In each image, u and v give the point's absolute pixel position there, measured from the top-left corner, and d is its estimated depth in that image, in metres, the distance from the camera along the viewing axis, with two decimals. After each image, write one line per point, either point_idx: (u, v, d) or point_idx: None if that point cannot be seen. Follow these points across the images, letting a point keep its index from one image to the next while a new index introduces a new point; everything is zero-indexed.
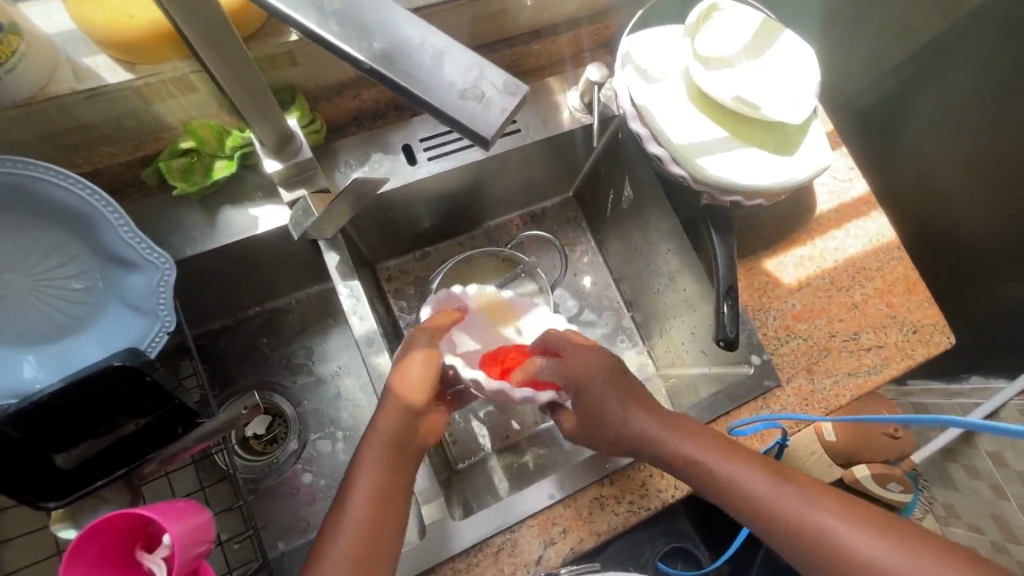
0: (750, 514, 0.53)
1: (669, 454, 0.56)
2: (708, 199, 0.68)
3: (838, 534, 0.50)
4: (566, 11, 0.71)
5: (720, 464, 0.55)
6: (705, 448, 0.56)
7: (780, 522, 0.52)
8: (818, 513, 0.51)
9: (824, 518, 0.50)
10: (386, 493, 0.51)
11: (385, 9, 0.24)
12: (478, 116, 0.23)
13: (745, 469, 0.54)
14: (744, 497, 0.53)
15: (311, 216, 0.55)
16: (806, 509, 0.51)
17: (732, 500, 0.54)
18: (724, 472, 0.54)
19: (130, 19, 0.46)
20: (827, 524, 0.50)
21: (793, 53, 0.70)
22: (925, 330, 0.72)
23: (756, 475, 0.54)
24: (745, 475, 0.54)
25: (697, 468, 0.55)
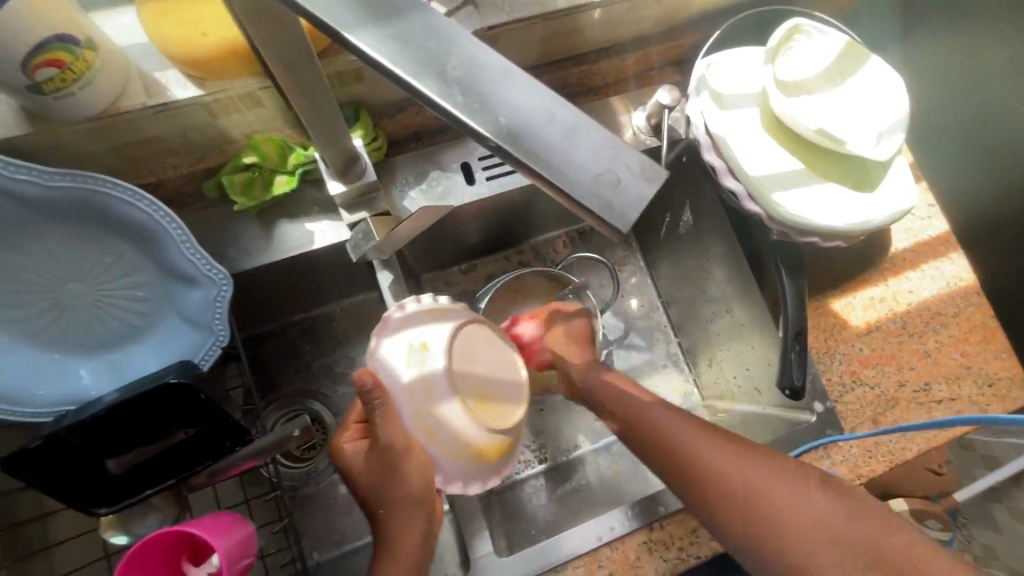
0: (778, 537, 0.49)
1: (705, 476, 0.52)
2: (779, 235, 0.65)
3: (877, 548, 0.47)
4: (638, 28, 0.67)
5: (758, 483, 0.51)
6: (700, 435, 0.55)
7: (812, 544, 0.48)
8: (856, 531, 0.48)
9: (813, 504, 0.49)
10: (411, 529, 0.51)
11: (511, 77, 0.22)
12: (613, 205, 0.21)
13: (797, 489, 0.50)
14: (776, 516, 0.49)
15: (371, 240, 0.54)
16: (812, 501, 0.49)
17: (766, 523, 0.49)
18: (722, 463, 0.52)
19: (205, 36, 0.45)
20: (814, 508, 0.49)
21: (881, 82, 0.65)
22: (1002, 384, 0.68)
23: (804, 493, 0.50)
24: (784, 491, 0.50)
25: (737, 494, 0.51)
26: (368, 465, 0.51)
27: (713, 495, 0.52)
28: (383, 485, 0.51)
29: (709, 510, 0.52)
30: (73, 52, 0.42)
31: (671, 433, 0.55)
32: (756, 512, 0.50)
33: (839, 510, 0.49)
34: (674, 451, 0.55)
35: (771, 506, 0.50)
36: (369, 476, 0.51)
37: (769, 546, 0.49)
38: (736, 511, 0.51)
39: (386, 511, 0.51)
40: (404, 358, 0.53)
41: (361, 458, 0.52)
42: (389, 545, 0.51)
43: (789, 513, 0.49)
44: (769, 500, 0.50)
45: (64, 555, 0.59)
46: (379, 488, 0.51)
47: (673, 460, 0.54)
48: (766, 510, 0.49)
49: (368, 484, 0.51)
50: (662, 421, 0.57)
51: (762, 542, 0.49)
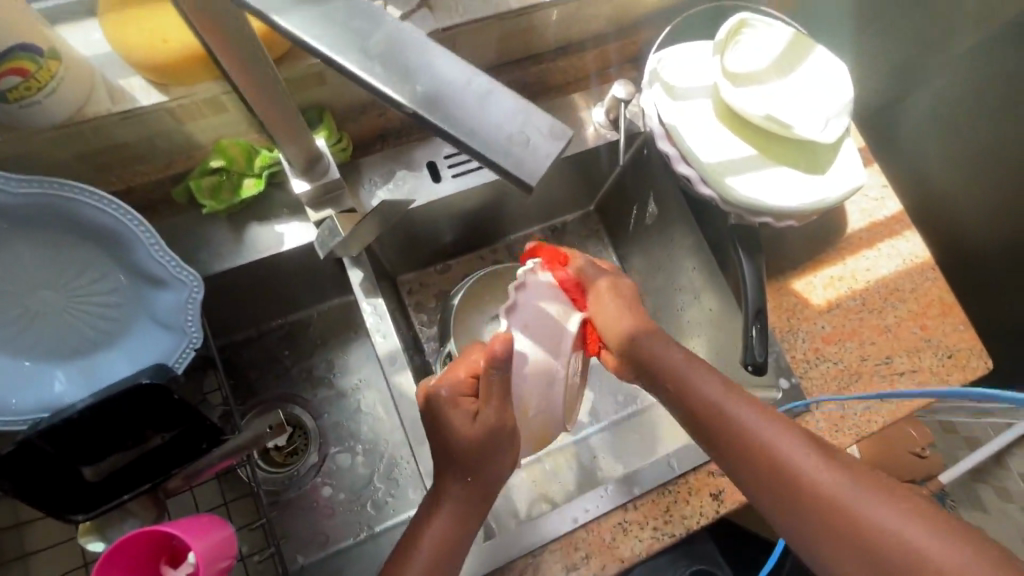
0: (776, 483, 0.49)
1: (717, 420, 0.53)
2: (736, 219, 0.67)
3: (876, 513, 0.46)
4: (593, 27, 0.70)
5: (765, 429, 0.51)
6: (739, 404, 0.53)
7: (814, 497, 0.48)
8: (857, 492, 0.47)
9: (850, 486, 0.47)
10: (454, 528, 0.52)
11: (429, 50, 0.24)
12: (522, 162, 0.23)
13: (800, 446, 0.50)
14: (780, 464, 0.50)
15: (338, 237, 0.56)
16: (851, 485, 0.47)
17: (766, 466, 0.50)
18: (770, 436, 0.51)
19: (166, 43, 0.47)
20: (847, 490, 0.47)
21: (826, 70, 0.68)
22: (961, 355, 0.70)
23: (810, 452, 0.50)
24: (789, 446, 0.50)
25: (774, 461, 0.50)
26: (479, 430, 0.52)
27: (721, 436, 0.52)
28: (483, 457, 0.53)
29: (723, 454, 0.53)
30: (38, 61, 0.44)
31: (714, 397, 0.54)
32: (757, 459, 0.50)
33: (837, 475, 0.48)
34: (691, 396, 0.54)
35: (779, 451, 0.50)
36: (471, 446, 0.52)
37: (769, 489, 0.50)
38: (744, 453, 0.51)
39: (468, 478, 0.53)
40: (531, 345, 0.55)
41: (472, 424, 0.52)
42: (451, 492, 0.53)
43: (790, 463, 0.49)
44: (770, 448, 0.50)
45: (41, 565, 0.59)
46: (478, 457, 0.53)
47: (689, 408, 0.55)
48: (768, 458, 0.50)
49: (470, 456, 0.52)
50: (681, 366, 0.56)
51: (764, 485, 0.50)
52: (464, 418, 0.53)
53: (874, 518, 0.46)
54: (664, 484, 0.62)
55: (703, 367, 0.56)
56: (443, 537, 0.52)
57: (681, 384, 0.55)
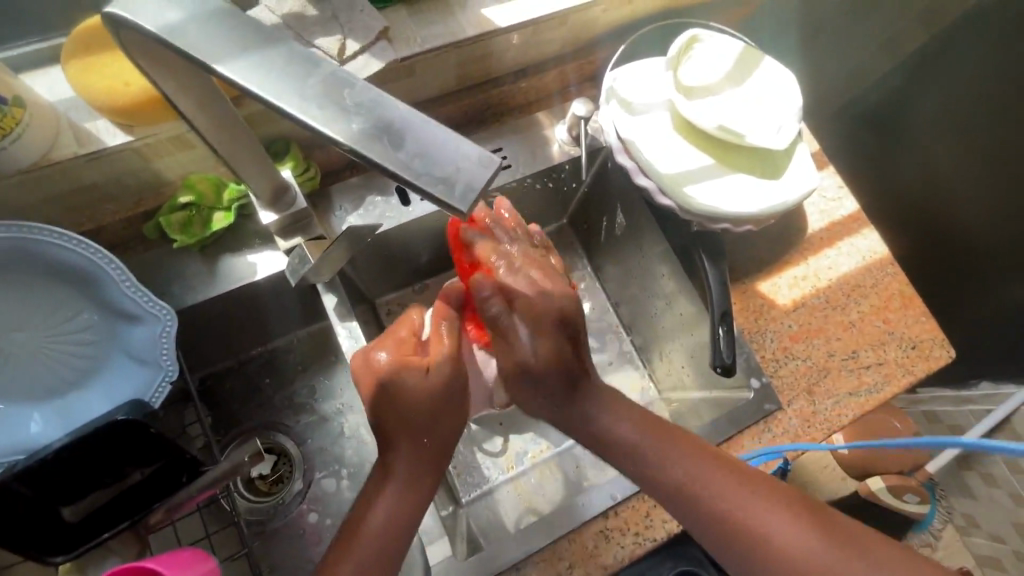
0: (749, 549, 0.49)
1: (684, 490, 0.51)
2: (698, 226, 0.69)
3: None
4: (550, 50, 0.72)
5: (745, 505, 0.50)
6: (674, 449, 0.53)
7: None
8: (804, 537, 0.48)
9: (795, 532, 0.48)
10: (410, 501, 0.52)
11: (364, 92, 0.26)
12: (454, 188, 0.24)
13: (783, 517, 0.49)
14: (770, 543, 0.48)
15: (308, 263, 0.57)
16: (796, 529, 0.48)
17: (754, 547, 0.48)
18: (708, 485, 0.51)
19: (129, 86, 0.49)
20: (793, 534, 0.48)
21: (775, 80, 0.72)
22: (925, 345, 0.72)
23: (761, 498, 0.50)
24: (776, 518, 0.49)
25: (715, 508, 0.50)
26: (432, 380, 0.54)
27: (706, 524, 0.50)
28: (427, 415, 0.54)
29: (709, 539, 0.50)
30: (3, 108, 0.45)
31: (648, 446, 0.53)
32: (741, 536, 0.49)
33: (824, 540, 0.48)
34: (667, 482, 0.52)
35: (766, 528, 0.49)
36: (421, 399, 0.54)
37: (761, 569, 0.48)
38: (731, 537, 0.49)
39: (415, 450, 0.53)
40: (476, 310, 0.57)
41: (426, 376, 0.54)
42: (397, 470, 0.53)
43: (778, 538, 0.48)
44: (755, 526, 0.49)
45: None
46: (425, 412, 0.54)
47: (666, 500, 0.52)
48: (756, 541, 0.48)
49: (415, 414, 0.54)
50: (645, 441, 0.54)
51: (756, 567, 0.49)
52: (415, 376, 0.54)
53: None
54: (643, 490, 0.63)
55: (671, 441, 0.54)
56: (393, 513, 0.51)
57: (651, 469, 0.53)
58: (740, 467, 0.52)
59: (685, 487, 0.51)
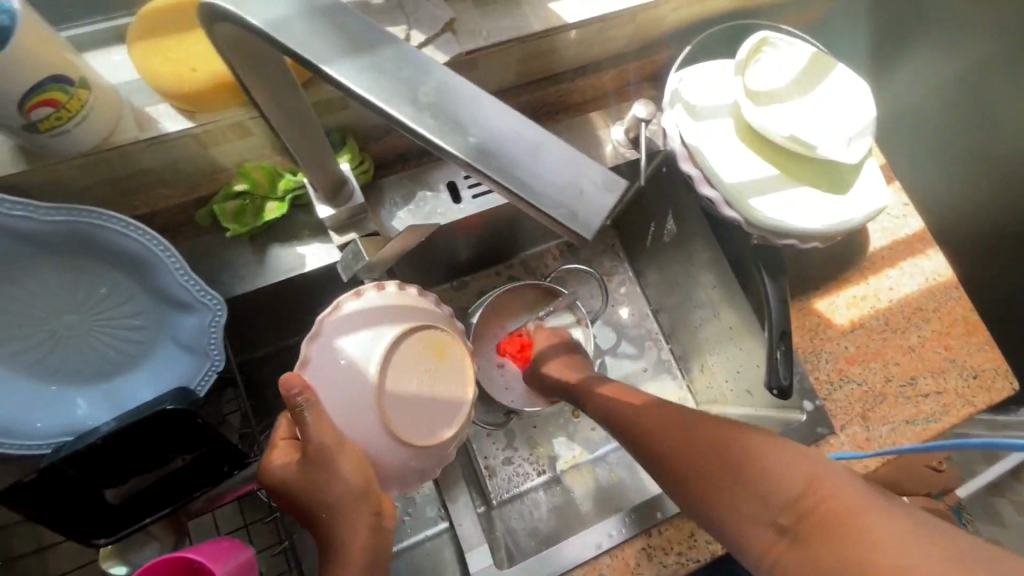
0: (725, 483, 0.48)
1: (665, 435, 0.54)
2: (759, 239, 0.66)
3: (843, 491, 0.43)
4: (613, 47, 0.69)
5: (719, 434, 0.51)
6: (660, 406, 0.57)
7: (781, 499, 0.44)
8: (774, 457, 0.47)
9: (766, 455, 0.47)
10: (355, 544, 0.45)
11: (480, 102, 0.24)
12: (579, 213, 0.22)
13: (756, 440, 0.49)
14: (727, 457, 0.49)
15: (361, 261, 0.55)
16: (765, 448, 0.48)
17: (727, 478, 0.48)
18: (684, 424, 0.53)
19: (194, 72, 0.47)
20: (764, 459, 0.47)
21: (848, 88, 0.68)
22: (987, 375, 0.69)
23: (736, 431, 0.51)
24: (745, 439, 0.49)
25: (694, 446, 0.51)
26: (296, 467, 0.46)
27: (685, 458, 0.51)
28: (320, 493, 0.45)
29: (692, 484, 0.50)
30: (68, 91, 0.44)
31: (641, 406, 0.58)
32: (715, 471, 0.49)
33: (794, 454, 0.47)
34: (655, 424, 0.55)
35: (745, 452, 0.48)
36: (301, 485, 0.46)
37: (730, 504, 0.47)
38: (709, 472, 0.49)
39: (336, 520, 0.45)
40: (338, 366, 0.49)
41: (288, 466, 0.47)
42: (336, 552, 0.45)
43: (754, 463, 0.47)
44: (725, 448, 0.49)
45: None
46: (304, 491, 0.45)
47: (654, 439, 0.54)
48: (732, 467, 0.48)
49: (310, 504, 0.46)
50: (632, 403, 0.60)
51: (736, 501, 0.47)
52: (282, 461, 0.47)
53: (847, 506, 0.42)
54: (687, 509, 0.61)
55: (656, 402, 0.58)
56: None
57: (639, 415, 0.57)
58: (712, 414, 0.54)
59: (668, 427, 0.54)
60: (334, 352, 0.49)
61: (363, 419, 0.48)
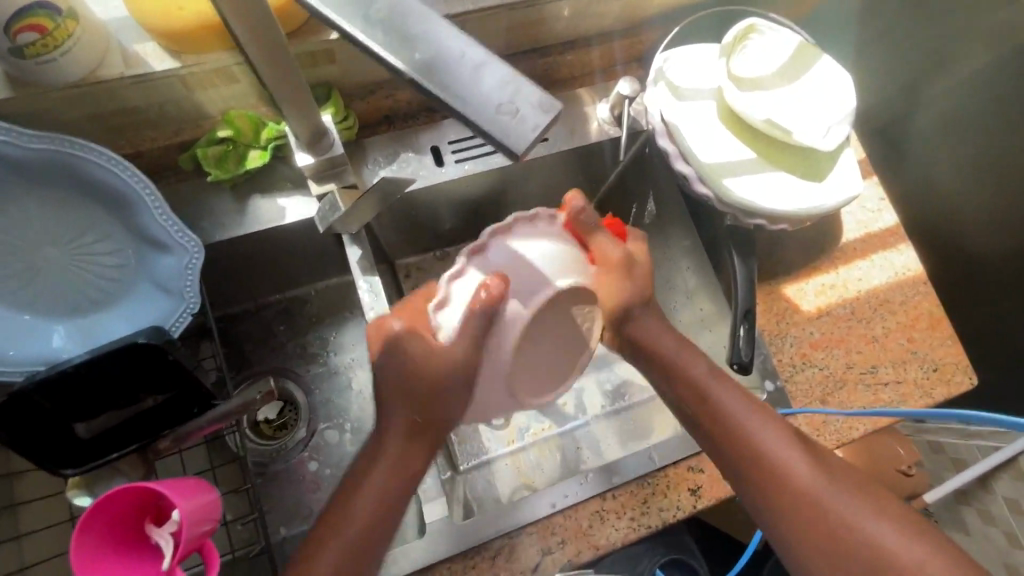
0: (784, 496, 0.51)
1: (727, 429, 0.54)
2: (732, 220, 0.68)
3: (851, 511, 0.50)
4: (601, 24, 0.70)
5: (777, 443, 0.53)
6: (730, 392, 0.55)
7: (815, 524, 0.50)
8: (827, 487, 0.51)
9: (809, 471, 0.52)
10: (391, 489, 0.51)
11: (429, 23, 0.25)
12: (511, 130, 0.24)
13: (802, 456, 0.52)
14: (784, 474, 0.52)
15: (337, 212, 0.57)
16: (809, 466, 0.52)
17: (774, 481, 0.52)
18: (750, 424, 0.54)
19: (182, 11, 0.47)
20: (809, 475, 0.51)
21: (829, 79, 0.69)
22: (947, 369, 0.71)
23: (788, 441, 0.53)
24: (793, 452, 0.53)
25: (755, 447, 0.53)
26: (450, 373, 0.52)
27: (733, 449, 0.53)
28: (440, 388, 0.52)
29: (755, 489, 0.52)
30: (55, 19, 0.44)
31: (699, 380, 0.56)
32: (778, 483, 0.51)
33: (825, 481, 0.51)
34: (717, 412, 0.54)
35: (787, 469, 0.52)
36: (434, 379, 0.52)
37: (788, 515, 0.51)
38: (779, 494, 0.51)
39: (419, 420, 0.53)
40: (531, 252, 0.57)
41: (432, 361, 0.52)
42: (412, 405, 0.52)
43: (801, 478, 0.51)
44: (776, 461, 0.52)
45: (27, 514, 0.60)
46: (426, 401, 0.53)
47: (713, 425, 0.54)
48: (820, 512, 0.50)
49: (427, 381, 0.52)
50: (698, 371, 0.56)
51: (776, 507, 0.51)
52: (424, 351, 0.52)
53: (897, 548, 0.48)
54: (643, 477, 0.63)
55: (723, 382, 0.56)
56: (384, 490, 0.51)
57: (704, 393, 0.55)
58: (762, 417, 0.55)
59: (757, 445, 0.53)
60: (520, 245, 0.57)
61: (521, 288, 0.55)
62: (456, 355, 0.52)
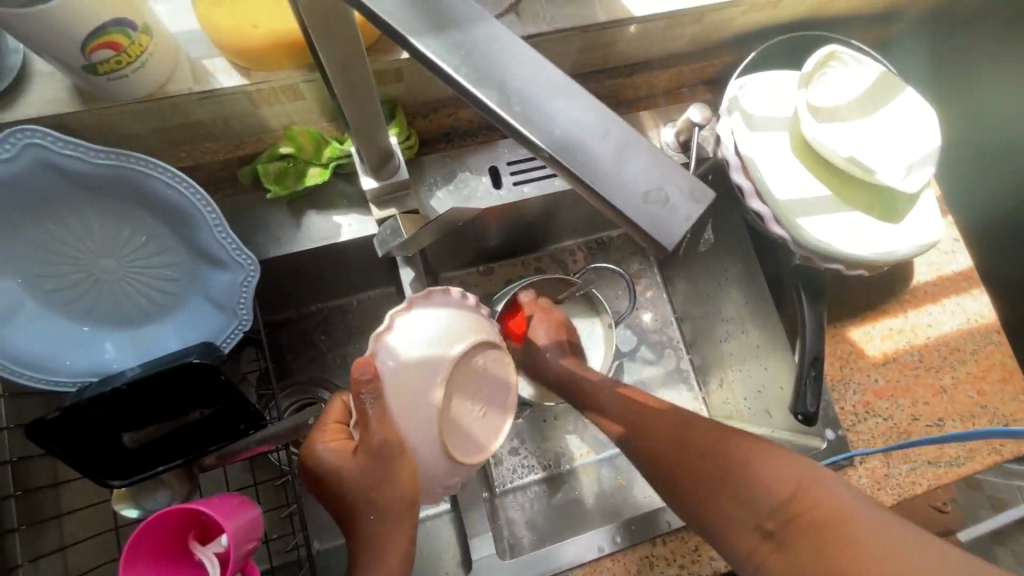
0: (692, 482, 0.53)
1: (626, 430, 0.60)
2: (802, 259, 0.65)
3: (756, 471, 0.51)
4: (672, 47, 0.67)
5: (671, 430, 0.56)
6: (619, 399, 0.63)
7: (764, 502, 0.49)
8: (728, 454, 0.53)
9: (707, 445, 0.54)
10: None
11: (567, 96, 0.23)
12: (661, 222, 0.22)
13: (700, 435, 0.55)
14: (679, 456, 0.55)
15: (400, 237, 0.55)
16: (704, 440, 0.54)
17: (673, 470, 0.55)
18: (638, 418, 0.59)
19: (256, 28, 0.46)
20: (710, 449, 0.54)
21: (913, 112, 0.65)
22: (1019, 426, 0.67)
23: (677, 422, 0.57)
24: (684, 431, 0.56)
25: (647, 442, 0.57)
26: (355, 468, 0.49)
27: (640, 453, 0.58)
28: (374, 490, 0.49)
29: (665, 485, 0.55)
30: (130, 36, 0.43)
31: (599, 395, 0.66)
32: (677, 469, 0.54)
33: (741, 455, 0.52)
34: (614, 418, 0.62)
35: (690, 449, 0.54)
36: (360, 481, 0.49)
37: (705, 496, 0.52)
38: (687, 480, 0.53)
39: (375, 508, 0.49)
40: (417, 334, 0.50)
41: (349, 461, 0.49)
42: (360, 501, 0.50)
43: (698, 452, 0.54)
44: (707, 448, 0.54)
45: (75, 524, 0.60)
46: (359, 495, 0.49)
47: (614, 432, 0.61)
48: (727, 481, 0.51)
49: (360, 489, 0.49)
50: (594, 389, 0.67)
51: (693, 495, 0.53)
52: (336, 451, 0.50)
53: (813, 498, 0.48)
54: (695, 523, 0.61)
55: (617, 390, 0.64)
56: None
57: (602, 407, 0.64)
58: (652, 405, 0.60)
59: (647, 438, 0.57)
60: (416, 326, 0.51)
61: (416, 394, 0.49)
62: (357, 462, 0.49)
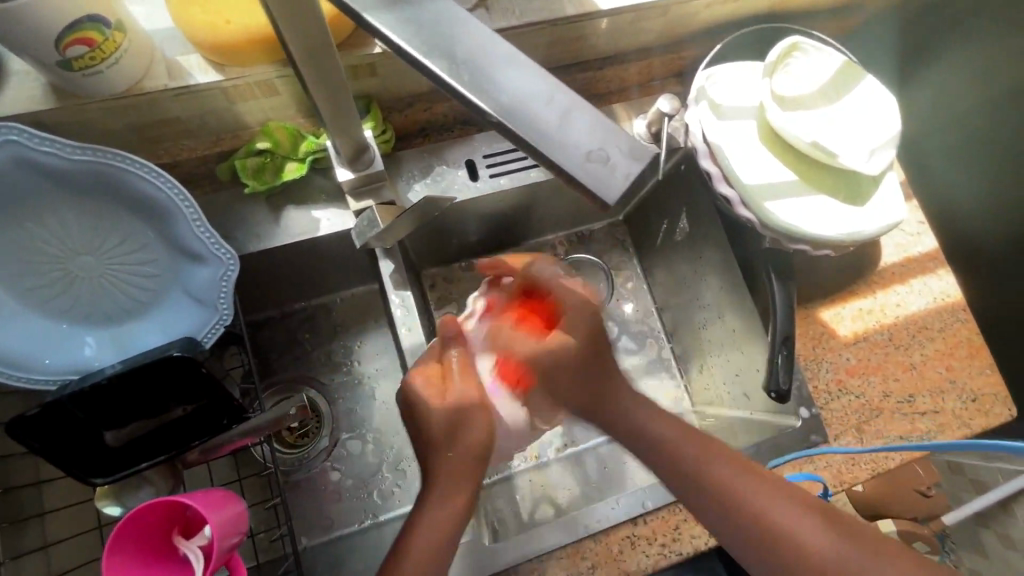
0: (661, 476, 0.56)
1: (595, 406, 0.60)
2: (772, 242, 0.67)
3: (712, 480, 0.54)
4: (641, 41, 0.69)
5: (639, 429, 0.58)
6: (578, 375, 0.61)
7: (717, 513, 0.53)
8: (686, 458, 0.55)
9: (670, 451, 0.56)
10: (446, 525, 0.50)
11: (513, 64, 0.24)
12: (602, 179, 0.23)
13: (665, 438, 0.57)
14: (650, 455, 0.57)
15: (376, 227, 0.56)
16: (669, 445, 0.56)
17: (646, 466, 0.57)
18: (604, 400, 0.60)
19: (228, 24, 0.47)
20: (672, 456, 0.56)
21: (873, 99, 0.67)
22: (986, 400, 0.69)
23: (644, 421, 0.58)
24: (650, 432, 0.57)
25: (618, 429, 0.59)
26: (452, 404, 0.54)
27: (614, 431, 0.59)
28: (460, 425, 0.53)
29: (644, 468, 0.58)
30: (104, 32, 0.44)
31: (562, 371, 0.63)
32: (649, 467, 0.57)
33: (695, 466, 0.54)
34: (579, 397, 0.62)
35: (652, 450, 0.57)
36: (444, 418, 0.53)
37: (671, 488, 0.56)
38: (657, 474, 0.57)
39: (454, 454, 0.52)
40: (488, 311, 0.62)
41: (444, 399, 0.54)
42: (435, 444, 0.53)
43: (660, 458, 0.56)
44: (667, 453, 0.56)
45: (57, 523, 0.59)
46: (441, 435, 0.53)
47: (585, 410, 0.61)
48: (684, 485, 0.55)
49: (442, 426, 0.53)
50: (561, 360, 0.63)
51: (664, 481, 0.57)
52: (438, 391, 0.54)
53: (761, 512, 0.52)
54: (674, 502, 0.62)
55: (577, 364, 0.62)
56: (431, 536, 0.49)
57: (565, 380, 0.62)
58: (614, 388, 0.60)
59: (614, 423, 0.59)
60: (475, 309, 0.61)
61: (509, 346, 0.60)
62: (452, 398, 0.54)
